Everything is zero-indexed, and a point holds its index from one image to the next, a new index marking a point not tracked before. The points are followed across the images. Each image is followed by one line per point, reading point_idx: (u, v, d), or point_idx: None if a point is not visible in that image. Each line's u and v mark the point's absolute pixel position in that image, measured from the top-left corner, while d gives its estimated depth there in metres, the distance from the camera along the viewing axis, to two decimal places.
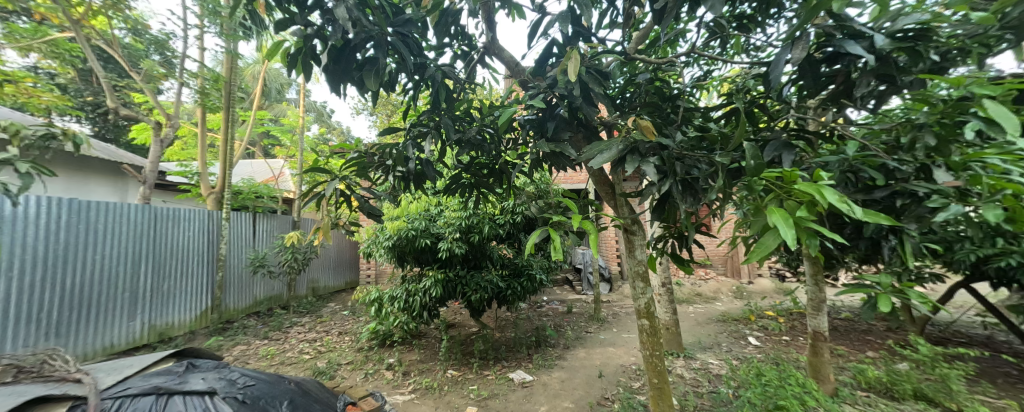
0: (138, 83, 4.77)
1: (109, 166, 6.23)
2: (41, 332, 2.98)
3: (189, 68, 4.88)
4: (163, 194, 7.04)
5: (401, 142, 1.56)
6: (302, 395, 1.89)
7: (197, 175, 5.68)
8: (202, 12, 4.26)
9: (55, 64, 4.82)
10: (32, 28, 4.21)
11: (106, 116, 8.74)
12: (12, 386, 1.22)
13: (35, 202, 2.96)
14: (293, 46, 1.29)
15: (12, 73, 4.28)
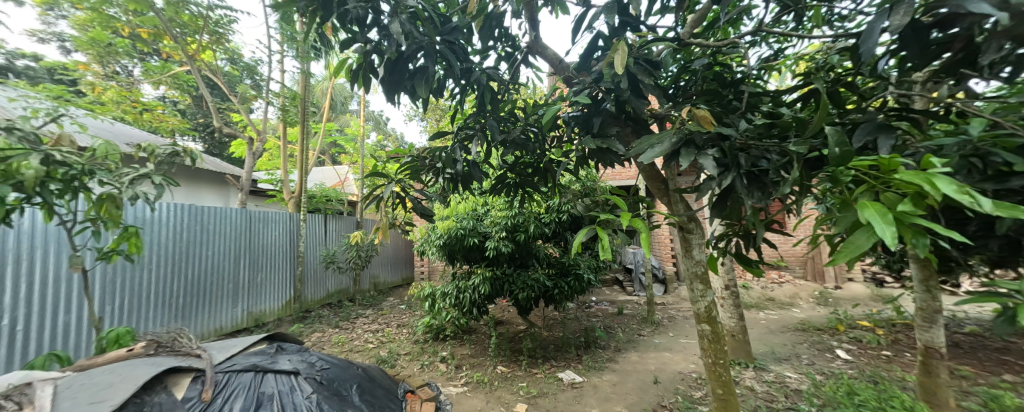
0: (236, 105, 5.62)
1: (216, 177, 7.45)
2: (173, 314, 3.65)
3: (273, 89, 5.64)
4: (256, 199, 8.22)
5: (449, 145, 1.63)
6: (368, 380, 2.08)
7: (280, 182, 6.53)
8: (283, 39, 4.88)
9: (177, 94, 5.88)
10: (161, 65, 5.19)
11: (214, 135, 10.47)
12: (153, 357, 1.52)
13: (168, 207, 3.63)
14: (355, 61, 1.42)
15: (149, 104, 5.32)
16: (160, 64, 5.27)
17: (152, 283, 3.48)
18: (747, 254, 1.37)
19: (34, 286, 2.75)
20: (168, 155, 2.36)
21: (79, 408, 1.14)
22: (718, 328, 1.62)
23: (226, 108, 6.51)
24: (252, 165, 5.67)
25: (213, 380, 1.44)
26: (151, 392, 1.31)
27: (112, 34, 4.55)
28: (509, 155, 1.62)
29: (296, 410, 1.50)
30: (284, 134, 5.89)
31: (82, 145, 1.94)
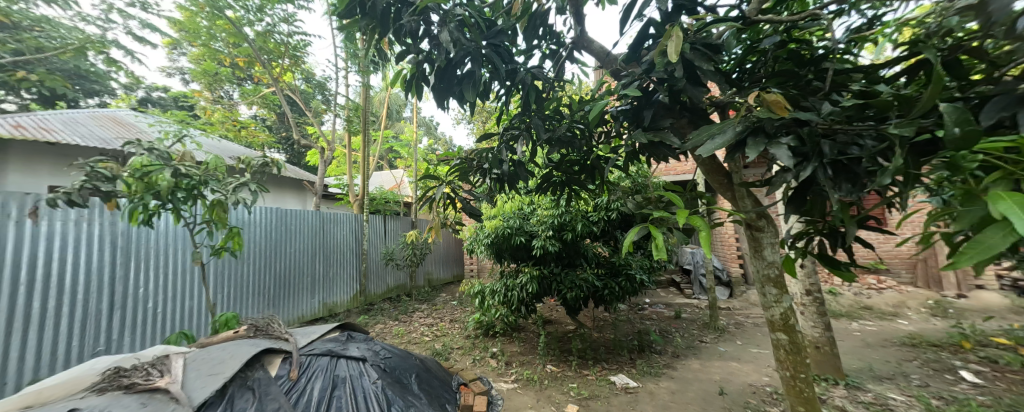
0: (310, 119, 6.34)
1: (296, 183, 8.48)
2: (268, 302, 4.25)
3: (339, 102, 6.26)
4: (326, 203, 9.20)
5: (495, 146, 1.67)
6: (425, 371, 2.22)
7: (346, 187, 7.21)
8: (347, 56, 5.39)
9: (264, 112, 6.81)
10: (254, 89, 6.07)
11: (293, 147, 11.94)
12: (253, 339, 1.76)
13: (262, 210, 4.22)
14: (408, 72, 1.51)
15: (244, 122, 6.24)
16: (251, 87, 6.14)
17: (251, 275, 4.08)
18: (833, 256, 1.20)
19: (169, 277, 3.39)
20: (260, 165, 2.75)
21: (200, 379, 1.38)
22: (797, 337, 1.45)
23: (301, 122, 7.37)
24: (323, 172, 6.35)
25: (298, 361, 1.64)
26: (251, 369, 1.54)
27: (216, 65, 5.41)
28: (554, 153, 1.61)
29: (365, 393, 1.67)
30: (348, 143, 6.50)
31: (199, 159, 2.34)
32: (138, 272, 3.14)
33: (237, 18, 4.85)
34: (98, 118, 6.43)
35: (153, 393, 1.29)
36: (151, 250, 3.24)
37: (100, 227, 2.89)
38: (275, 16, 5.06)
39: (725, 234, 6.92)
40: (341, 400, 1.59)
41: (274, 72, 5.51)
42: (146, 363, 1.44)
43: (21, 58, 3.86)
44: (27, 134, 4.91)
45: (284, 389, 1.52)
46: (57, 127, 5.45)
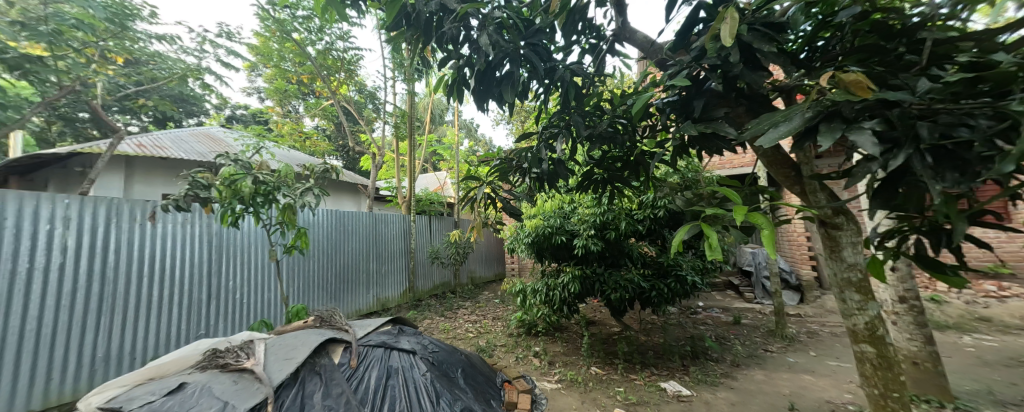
0: (363, 127, 6.86)
1: (352, 187, 9.22)
2: (330, 296, 4.66)
3: (388, 110, 6.68)
4: (377, 204, 9.89)
5: (534, 145, 1.67)
6: (471, 366, 2.29)
7: (394, 189, 7.68)
8: (394, 66, 5.74)
9: (324, 123, 7.50)
10: (316, 102, 6.73)
11: (348, 154, 13.00)
12: (320, 327, 1.95)
13: (323, 212, 4.64)
14: (450, 77, 1.57)
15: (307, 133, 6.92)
16: (312, 101, 6.80)
17: (317, 272, 4.51)
18: (935, 257, 1.03)
19: (250, 271, 3.85)
20: (323, 171, 3.03)
21: (276, 363, 1.57)
22: (889, 351, 1.26)
23: (354, 130, 7.98)
24: (374, 176, 6.82)
25: (356, 351, 1.78)
26: (317, 356, 1.71)
27: (284, 83, 6.07)
28: (595, 150, 1.57)
29: (415, 385, 1.77)
30: (396, 148, 6.91)
31: (273, 167, 2.65)
32: (229, 267, 3.63)
33: (301, 39, 5.39)
34: (196, 135, 7.55)
35: (242, 373, 1.51)
36: (238, 248, 3.72)
37: (199, 228, 3.38)
38: (332, 34, 5.54)
39: (791, 232, 6.23)
40: (395, 389, 1.71)
41: (332, 86, 6.04)
42: (236, 346, 1.68)
43: (141, 87, 4.64)
44: (145, 151, 5.90)
45: (346, 375, 1.67)
46: (166, 144, 6.49)
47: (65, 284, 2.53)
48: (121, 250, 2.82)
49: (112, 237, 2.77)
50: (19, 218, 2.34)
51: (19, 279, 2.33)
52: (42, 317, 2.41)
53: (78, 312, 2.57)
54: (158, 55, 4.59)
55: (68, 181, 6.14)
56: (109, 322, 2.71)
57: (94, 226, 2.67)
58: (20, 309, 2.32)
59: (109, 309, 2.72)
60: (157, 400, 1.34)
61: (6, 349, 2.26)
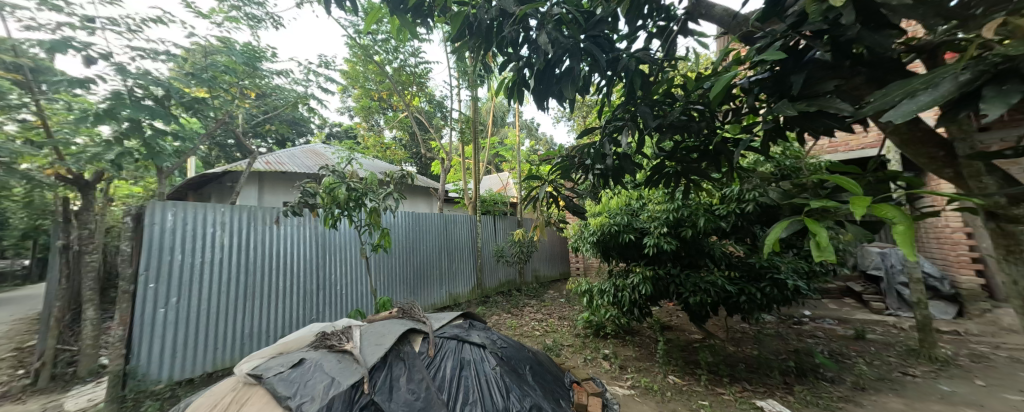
0: (433, 134, 7.42)
1: (424, 191, 10.06)
2: (409, 290, 5.14)
3: (454, 117, 7.11)
4: (447, 206, 10.61)
5: (597, 141, 1.61)
6: (538, 364, 2.32)
7: (461, 191, 8.16)
8: (459, 75, 6.09)
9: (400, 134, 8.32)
10: (394, 115, 7.52)
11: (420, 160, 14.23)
12: (402, 318, 2.16)
13: (401, 214, 5.14)
14: (510, 79, 1.61)
15: (387, 144, 7.76)
16: (391, 114, 7.59)
17: (398, 268, 5.02)
18: None
19: (349, 265, 4.39)
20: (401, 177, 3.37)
21: (369, 347, 1.79)
22: None
23: (426, 138, 8.69)
24: (444, 180, 7.34)
25: (433, 342, 1.94)
26: (401, 343, 1.90)
27: (369, 101, 6.88)
28: (666, 141, 1.45)
29: (487, 377, 1.86)
30: (462, 152, 7.32)
31: (362, 176, 3.03)
32: (331, 262, 4.20)
33: (381, 60, 6.04)
34: (304, 151, 9.01)
35: (344, 354, 1.76)
36: (337, 245, 4.27)
37: (309, 228, 4.00)
38: (406, 52, 6.10)
39: (936, 228, 4.94)
40: (467, 380, 1.81)
41: (406, 99, 6.66)
42: (339, 330, 1.96)
43: (267, 116, 5.73)
44: (271, 167, 7.28)
45: (425, 363, 1.83)
46: (283, 160, 7.88)
47: (220, 274, 3.26)
48: (253, 248, 3.50)
49: (247, 237, 3.46)
50: (189, 224, 3.07)
51: (191, 270, 3.06)
52: (205, 300, 3.14)
53: (230, 296, 3.31)
54: (278, 88, 5.51)
55: (221, 194, 7.88)
56: (249, 305, 3.43)
57: (237, 228, 3.39)
58: (196, 293, 3.09)
59: (249, 296, 3.43)
60: (285, 371, 1.63)
61: (189, 322, 3.04)
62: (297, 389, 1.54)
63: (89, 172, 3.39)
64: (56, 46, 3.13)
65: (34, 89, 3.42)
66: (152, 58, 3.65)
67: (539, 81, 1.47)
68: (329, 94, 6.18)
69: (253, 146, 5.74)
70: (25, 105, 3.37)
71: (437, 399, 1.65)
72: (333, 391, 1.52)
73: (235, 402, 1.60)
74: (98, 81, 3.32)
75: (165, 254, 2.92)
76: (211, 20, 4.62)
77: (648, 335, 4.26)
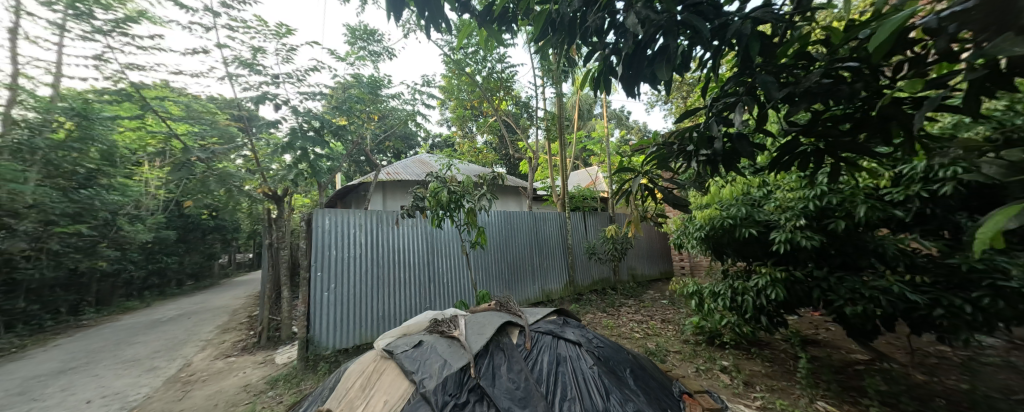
0: (520, 134, 7.68)
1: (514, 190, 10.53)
2: (504, 284, 5.45)
3: (539, 115, 7.20)
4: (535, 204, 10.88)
5: (702, 123, 1.41)
6: (640, 368, 2.18)
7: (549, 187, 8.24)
8: (543, 74, 6.15)
9: (490, 137, 8.88)
10: (485, 121, 8.07)
11: (509, 161, 14.93)
12: (498, 311, 2.29)
13: (494, 213, 5.47)
14: (595, 70, 1.55)
15: (480, 148, 8.40)
16: (482, 120, 8.18)
17: (493, 263, 5.37)
18: None
19: (454, 261, 4.87)
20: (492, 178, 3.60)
21: (472, 336, 1.97)
22: None
23: (513, 140, 9.07)
24: (532, 178, 7.54)
25: (530, 335, 2.02)
26: (500, 334, 2.02)
27: (463, 110, 7.54)
28: (800, 113, 1.17)
29: (584, 376, 1.84)
30: (549, 149, 7.39)
31: (460, 179, 3.35)
32: (438, 257, 4.72)
33: (472, 71, 6.60)
34: (414, 162, 10.48)
35: (452, 339, 1.97)
36: (442, 243, 4.78)
37: (421, 229, 4.60)
38: (493, 60, 6.49)
39: None
40: (565, 376, 1.83)
41: (495, 104, 7.08)
42: (447, 318, 2.21)
43: (386, 134, 6.84)
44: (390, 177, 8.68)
45: (523, 355, 1.92)
46: (398, 171, 9.29)
47: (360, 267, 4.02)
48: (379, 245, 4.21)
49: (375, 236, 4.18)
50: (336, 227, 3.89)
51: (340, 264, 3.87)
52: (351, 287, 3.93)
53: (367, 285, 4.06)
54: (393, 109, 6.49)
55: (356, 201, 9.76)
56: (380, 293, 4.14)
57: (370, 229, 4.14)
58: (345, 281, 3.89)
59: (380, 285, 4.15)
60: (408, 349, 1.92)
61: (342, 304, 3.85)
62: (418, 366, 1.80)
63: (277, 189, 4.59)
64: (259, 100, 4.36)
65: (249, 133, 4.85)
66: (313, 98, 4.76)
67: (629, 66, 1.37)
68: (430, 109, 7.02)
69: (378, 160, 6.94)
70: (245, 145, 4.81)
71: (535, 391, 1.72)
72: (446, 371, 1.72)
73: (375, 371, 1.97)
74: (282, 121, 4.49)
75: (324, 250, 3.76)
76: (346, 61, 5.77)
77: (782, 350, 3.56)
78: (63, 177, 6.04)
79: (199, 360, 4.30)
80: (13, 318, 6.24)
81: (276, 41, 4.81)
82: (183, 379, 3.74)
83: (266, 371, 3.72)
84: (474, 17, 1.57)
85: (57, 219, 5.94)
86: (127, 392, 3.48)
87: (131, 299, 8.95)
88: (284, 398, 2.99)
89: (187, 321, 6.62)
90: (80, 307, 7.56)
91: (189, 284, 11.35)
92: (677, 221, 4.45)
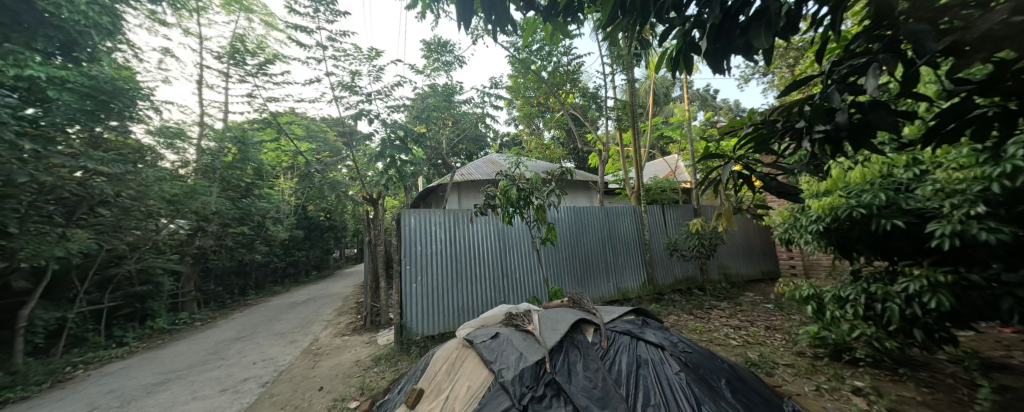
0: (588, 127, 7.42)
1: (584, 184, 10.26)
2: (576, 281, 5.37)
3: (610, 104, 6.86)
4: (607, 198, 10.43)
5: (817, 92, 1.17)
6: (738, 379, 1.94)
7: (622, 180, 7.82)
8: (612, 61, 5.84)
9: (557, 132, 8.80)
10: (553, 116, 8.02)
11: (577, 155, 14.62)
12: (571, 308, 2.26)
13: (564, 209, 5.42)
14: (677, 48, 1.41)
15: (548, 144, 8.40)
16: (549, 116, 8.12)
17: (565, 259, 5.33)
18: None
19: (526, 258, 4.96)
20: (561, 174, 3.58)
21: (547, 331, 1.99)
22: None
23: (581, 133, 8.82)
24: (602, 172, 7.20)
25: (606, 334, 1.96)
26: (574, 331, 2.01)
27: (530, 108, 7.56)
28: (975, 66, 0.89)
29: (670, 382, 1.71)
30: (620, 140, 6.99)
31: (528, 176, 3.41)
32: (510, 253, 4.86)
33: (538, 68, 6.63)
34: (485, 162, 10.99)
35: (527, 333, 2.02)
36: (515, 239, 4.91)
37: (494, 226, 4.80)
38: (558, 54, 6.39)
39: None
40: (647, 380, 1.73)
41: (562, 99, 6.97)
42: (519, 314, 2.26)
43: (459, 138, 7.24)
44: (465, 177, 9.27)
45: (600, 354, 1.88)
46: (470, 171, 9.85)
47: (441, 261, 4.39)
48: (456, 242, 4.52)
49: (453, 233, 4.52)
50: (420, 225, 4.33)
51: (424, 259, 4.29)
52: (434, 280, 4.32)
53: (448, 278, 4.41)
54: (465, 114, 6.88)
55: (436, 202, 10.66)
56: (460, 287, 4.46)
57: (448, 227, 4.49)
58: (430, 274, 4.30)
59: (459, 279, 4.47)
60: (485, 340, 2.03)
61: (428, 295, 4.26)
62: (496, 357, 1.90)
63: (374, 193, 5.28)
64: (358, 117, 5.07)
65: (351, 146, 5.68)
66: (399, 110, 5.37)
67: (716, 38, 1.20)
68: (498, 109, 7.26)
69: (453, 163, 7.42)
70: (349, 156, 5.65)
71: (615, 392, 1.67)
72: (523, 363, 1.78)
73: (458, 358, 2.13)
74: (375, 132, 5.19)
75: (411, 246, 4.23)
76: (423, 74, 6.35)
77: (948, 375, 2.78)
78: (232, 190, 7.94)
79: (323, 337, 5.24)
80: (208, 296, 8.44)
81: (368, 63, 5.54)
82: (314, 351, 4.61)
83: (371, 350, 4.34)
84: (539, 14, 1.57)
85: (229, 222, 7.85)
86: (277, 358, 4.42)
87: (276, 285, 11.35)
88: (387, 374, 3.49)
89: (314, 305, 8.09)
90: (245, 290, 9.86)
91: (313, 274, 13.87)
92: (783, 212, 3.79)
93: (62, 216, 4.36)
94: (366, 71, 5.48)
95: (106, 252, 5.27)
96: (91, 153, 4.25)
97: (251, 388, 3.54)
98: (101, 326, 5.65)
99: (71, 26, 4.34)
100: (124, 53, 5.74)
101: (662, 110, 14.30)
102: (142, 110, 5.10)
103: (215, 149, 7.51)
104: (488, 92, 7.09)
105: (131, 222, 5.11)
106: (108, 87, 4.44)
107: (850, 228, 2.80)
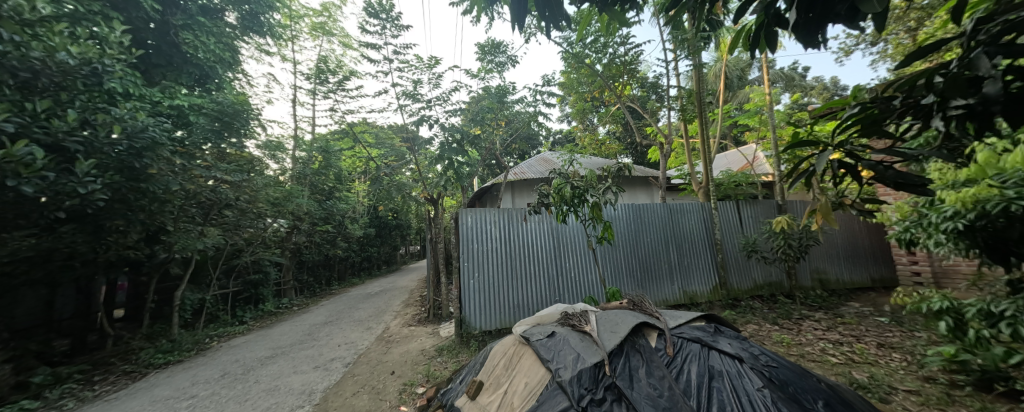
0: (647, 118, 6.97)
1: (642, 180, 9.71)
2: (635, 283, 5.09)
3: (672, 94, 6.36)
4: (669, 194, 9.72)
5: (953, 58, 0.94)
6: (841, 402, 1.67)
7: (688, 175, 7.20)
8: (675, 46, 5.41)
9: (612, 126, 8.44)
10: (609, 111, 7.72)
11: (634, 150, 13.88)
12: (628, 311, 2.16)
13: (620, 206, 5.20)
14: (757, 24, 1.26)
15: (604, 141, 8.13)
16: (603, 110, 7.84)
17: (623, 259, 5.09)
18: None
19: (582, 256, 4.86)
20: (618, 170, 3.40)
21: (605, 333, 1.93)
22: None
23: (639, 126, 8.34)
24: (664, 166, 6.65)
25: (671, 340, 1.83)
26: (635, 335, 1.92)
27: (583, 103, 7.41)
28: None
29: (750, 399, 1.53)
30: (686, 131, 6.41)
31: (583, 174, 3.31)
32: (565, 252, 4.79)
33: (591, 61, 6.32)
34: (538, 160, 10.99)
35: (584, 334, 1.99)
36: (569, 238, 4.83)
37: (547, 224, 4.78)
38: (615, 44, 6.06)
39: None
40: (721, 393, 1.59)
41: (618, 91, 6.64)
42: (574, 314, 2.22)
43: (513, 137, 7.37)
44: (520, 176, 9.39)
45: (664, 361, 1.77)
46: (524, 171, 9.91)
47: (496, 259, 4.50)
48: (511, 240, 4.60)
49: (507, 231, 4.61)
50: (476, 224, 4.51)
51: (480, 256, 4.44)
52: (491, 277, 4.46)
53: (504, 276, 4.51)
54: (518, 113, 6.96)
55: (491, 201, 11.01)
56: (517, 284, 4.54)
57: (501, 225, 4.59)
58: (485, 272, 4.44)
59: (516, 276, 4.55)
60: (542, 339, 2.05)
61: (485, 292, 4.40)
62: (553, 356, 1.90)
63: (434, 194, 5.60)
64: (420, 122, 5.44)
65: (415, 150, 6.14)
66: (455, 114, 5.67)
67: (808, 8, 1.04)
68: (551, 107, 7.26)
69: (507, 162, 7.58)
70: (412, 160, 6.13)
71: (683, 402, 1.55)
72: (581, 365, 1.76)
73: (515, 354, 2.18)
74: (435, 137, 5.61)
75: (469, 244, 4.42)
76: (478, 77, 6.59)
77: None
78: (318, 193, 9.11)
79: (394, 326, 5.74)
80: (302, 285, 9.83)
81: (428, 72, 5.93)
82: (387, 337, 5.10)
83: (434, 341, 4.63)
84: (593, 5, 1.52)
85: (317, 221, 9.02)
86: (356, 343, 4.96)
87: (354, 277, 12.78)
88: (449, 365, 3.71)
89: (385, 296, 8.94)
90: (331, 281, 11.26)
91: (383, 268, 15.29)
92: (902, 208, 3.20)
93: (201, 218, 5.41)
94: (426, 79, 5.89)
95: (230, 247, 6.43)
96: (219, 165, 5.17)
97: (337, 367, 4.04)
98: (227, 306, 6.93)
99: (204, 62, 5.36)
100: (240, 81, 6.93)
101: (736, 94, 12.82)
102: (253, 128, 6.12)
103: (306, 158, 8.78)
104: (540, 90, 7.12)
105: (247, 221, 6.15)
106: (230, 110, 5.38)
107: (1008, 225, 2.15)
